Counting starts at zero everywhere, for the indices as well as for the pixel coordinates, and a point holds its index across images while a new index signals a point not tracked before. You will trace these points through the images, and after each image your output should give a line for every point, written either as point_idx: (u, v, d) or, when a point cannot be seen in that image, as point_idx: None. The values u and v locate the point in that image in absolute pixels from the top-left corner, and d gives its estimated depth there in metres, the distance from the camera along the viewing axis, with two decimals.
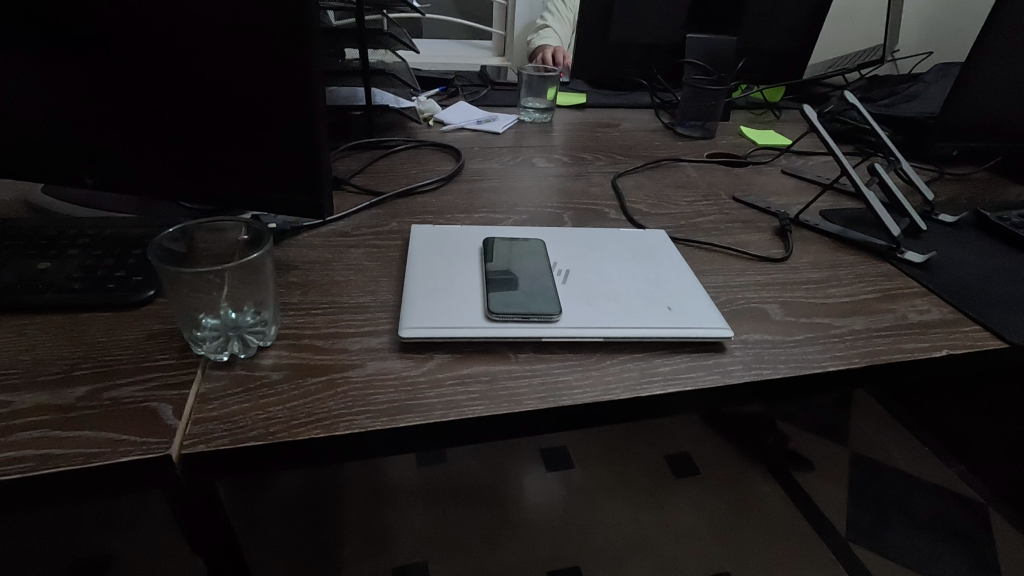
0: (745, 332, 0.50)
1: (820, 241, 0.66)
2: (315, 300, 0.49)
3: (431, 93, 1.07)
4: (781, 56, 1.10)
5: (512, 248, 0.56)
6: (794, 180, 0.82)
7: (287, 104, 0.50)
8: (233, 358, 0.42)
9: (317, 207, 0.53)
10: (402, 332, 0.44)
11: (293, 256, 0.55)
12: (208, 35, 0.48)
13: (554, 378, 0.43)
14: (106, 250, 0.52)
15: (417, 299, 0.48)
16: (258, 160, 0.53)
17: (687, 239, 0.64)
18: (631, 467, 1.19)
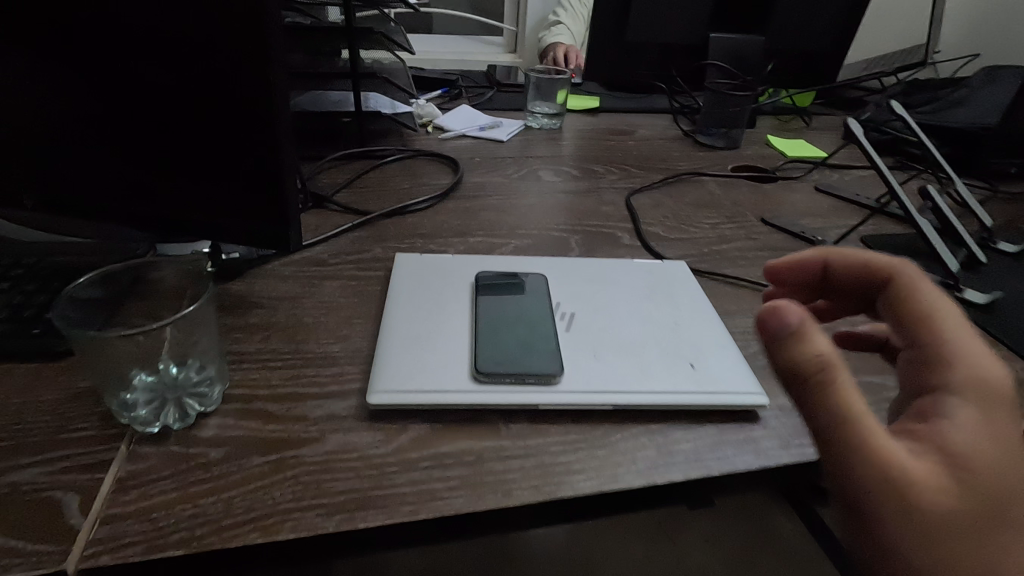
0: (783, 394, 0.42)
1: None
2: (276, 348, 0.42)
3: (432, 96, 1.00)
4: (813, 57, 1.01)
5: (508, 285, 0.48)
6: (829, 199, 0.74)
7: (246, 118, 0.42)
8: (166, 429, 0.35)
9: (281, 238, 0.45)
10: (370, 398, 0.37)
11: (257, 291, 0.48)
12: (155, 39, 0.41)
13: (553, 459, 0.35)
14: (41, 284, 0.45)
15: (393, 351, 0.40)
16: (214, 181, 0.45)
17: (712, 271, 0.56)
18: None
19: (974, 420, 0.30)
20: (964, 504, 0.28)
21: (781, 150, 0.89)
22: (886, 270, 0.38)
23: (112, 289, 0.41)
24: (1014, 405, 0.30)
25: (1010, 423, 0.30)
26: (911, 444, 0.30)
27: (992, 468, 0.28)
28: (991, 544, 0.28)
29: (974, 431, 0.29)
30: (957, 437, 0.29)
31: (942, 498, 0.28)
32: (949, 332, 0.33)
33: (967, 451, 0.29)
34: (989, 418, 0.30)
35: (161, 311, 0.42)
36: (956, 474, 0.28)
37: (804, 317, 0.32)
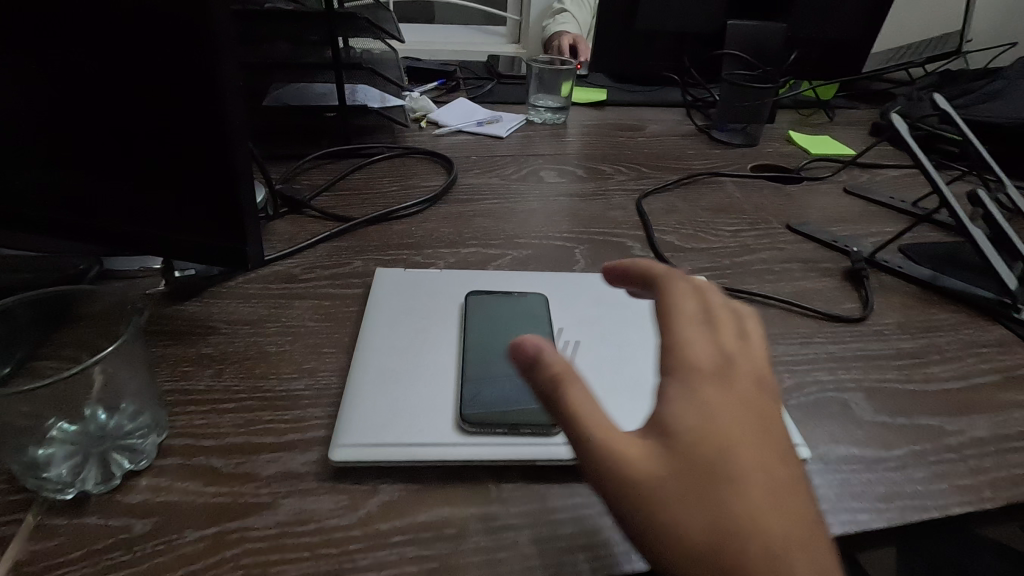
0: (824, 442, 0.36)
1: (906, 292, 0.51)
2: (229, 386, 0.36)
3: (428, 88, 0.93)
4: (838, 46, 0.94)
5: (504, 309, 0.42)
6: (860, 202, 0.67)
7: (189, 116, 0.35)
8: (83, 495, 0.29)
9: (239, 256, 0.39)
10: (334, 455, 0.31)
11: (215, 314, 0.42)
12: (76, 21, 0.34)
13: (552, 530, 0.29)
14: None
15: (366, 393, 0.34)
16: (157, 189, 0.39)
17: (735, 288, 0.50)
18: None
19: (696, 390, 0.26)
20: (698, 488, 0.24)
21: (804, 147, 0.82)
22: (651, 271, 0.33)
23: (42, 312, 0.35)
24: (711, 387, 0.27)
25: (733, 388, 0.27)
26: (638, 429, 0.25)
27: (715, 439, 0.25)
28: (736, 527, 0.23)
29: (693, 404, 0.26)
30: (673, 412, 0.25)
31: (677, 485, 0.24)
32: (678, 304, 0.30)
33: (687, 425, 0.25)
34: (709, 386, 0.27)
35: (97, 339, 0.35)
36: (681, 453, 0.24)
37: (543, 347, 0.26)
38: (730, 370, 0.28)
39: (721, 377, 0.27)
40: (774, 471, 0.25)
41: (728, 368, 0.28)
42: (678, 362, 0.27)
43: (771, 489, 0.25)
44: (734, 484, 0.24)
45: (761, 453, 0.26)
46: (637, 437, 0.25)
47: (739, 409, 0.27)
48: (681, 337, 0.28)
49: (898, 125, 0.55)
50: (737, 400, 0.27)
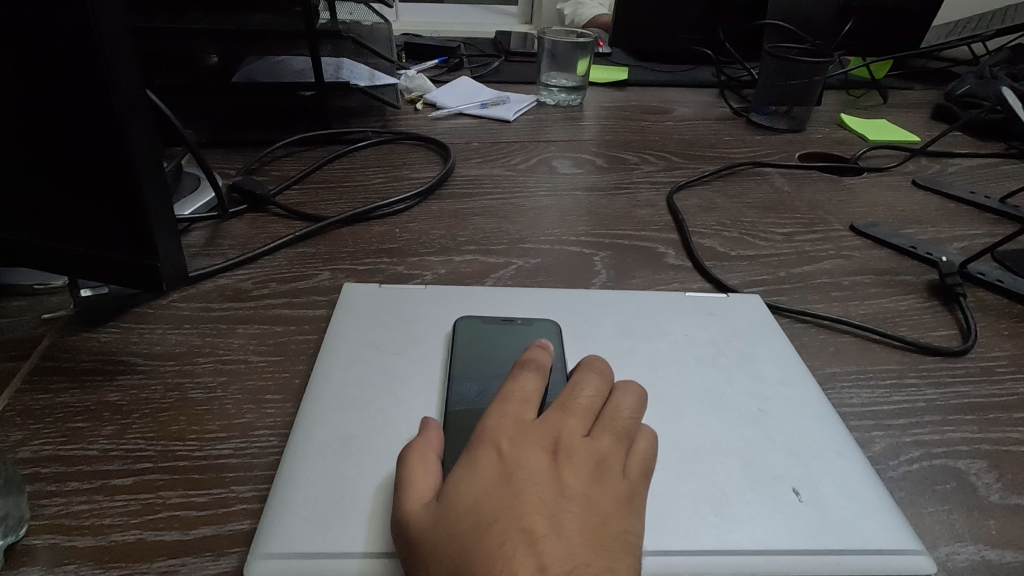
0: (944, 540, 0.26)
1: (1013, 314, 0.41)
2: (130, 450, 0.27)
3: (427, 65, 0.83)
4: (895, 17, 0.82)
5: (503, 346, 0.32)
6: (936, 199, 0.56)
7: (65, 89, 0.26)
8: None
9: (147, 274, 0.30)
10: (250, 571, 0.22)
11: (135, 345, 0.33)
12: None
13: None
14: None
15: (311, 468, 0.25)
16: (44, 188, 0.29)
17: (797, 308, 0.40)
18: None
19: (482, 454, 0.23)
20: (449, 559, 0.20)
21: (860, 133, 0.71)
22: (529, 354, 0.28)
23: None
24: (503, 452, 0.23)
25: (538, 452, 0.23)
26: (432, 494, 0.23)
27: (489, 503, 0.21)
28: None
29: (476, 470, 0.23)
30: (453, 479, 0.22)
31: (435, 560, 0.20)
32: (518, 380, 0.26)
33: (462, 490, 0.22)
34: (504, 450, 0.23)
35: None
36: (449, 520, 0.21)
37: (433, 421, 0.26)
38: (547, 432, 0.24)
39: (525, 440, 0.24)
40: (560, 549, 0.21)
41: (543, 430, 0.24)
42: (478, 430, 0.24)
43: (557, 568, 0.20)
44: (495, 559, 0.20)
45: (551, 523, 0.21)
46: (425, 498, 0.22)
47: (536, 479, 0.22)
48: (499, 406, 0.25)
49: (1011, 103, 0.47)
50: (534, 467, 0.23)
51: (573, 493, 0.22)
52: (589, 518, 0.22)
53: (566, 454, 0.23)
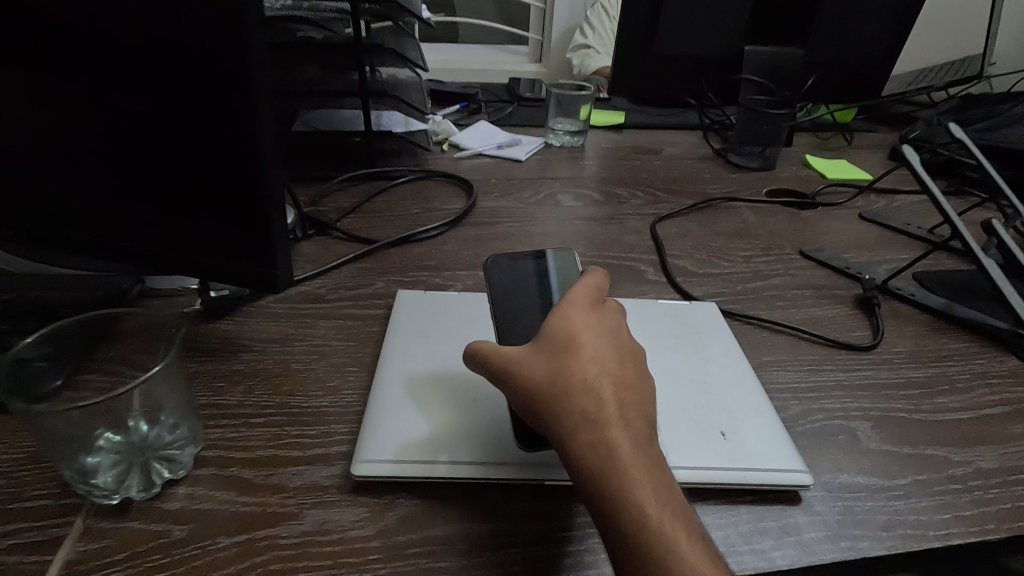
0: (828, 471, 0.37)
1: (918, 321, 0.52)
2: (257, 401, 0.38)
3: (450, 110, 0.96)
4: (858, 72, 0.94)
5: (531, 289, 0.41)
6: (876, 229, 0.67)
7: (228, 150, 0.38)
8: (128, 501, 0.32)
9: (268, 278, 0.41)
10: (355, 470, 0.33)
11: (247, 333, 0.45)
12: (132, 64, 0.37)
13: (555, 548, 0.31)
14: (20, 323, 0.42)
15: (387, 410, 0.36)
16: (198, 216, 0.42)
17: (745, 313, 0.51)
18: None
19: (569, 309, 0.35)
20: (550, 366, 0.31)
21: (821, 172, 0.83)
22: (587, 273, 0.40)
23: (89, 334, 0.38)
24: (582, 314, 0.34)
25: (606, 317, 0.35)
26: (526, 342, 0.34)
27: (577, 337, 0.33)
28: (573, 387, 0.31)
29: (565, 320, 0.34)
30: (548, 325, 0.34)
31: (539, 364, 0.32)
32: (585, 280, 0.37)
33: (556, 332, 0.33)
34: (585, 313, 0.34)
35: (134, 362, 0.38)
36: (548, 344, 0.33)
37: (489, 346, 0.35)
38: (607, 314, 0.35)
39: (595, 310, 0.35)
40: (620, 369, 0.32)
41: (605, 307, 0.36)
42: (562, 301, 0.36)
43: (616, 372, 0.32)
44: (582, 367, 0.31)
45: (614, 356, 0.33)
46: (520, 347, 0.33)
47: (604, 333, 0.34)
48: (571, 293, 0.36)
49: (908, 156, 0.55)
50: (601, 327, 0.34)
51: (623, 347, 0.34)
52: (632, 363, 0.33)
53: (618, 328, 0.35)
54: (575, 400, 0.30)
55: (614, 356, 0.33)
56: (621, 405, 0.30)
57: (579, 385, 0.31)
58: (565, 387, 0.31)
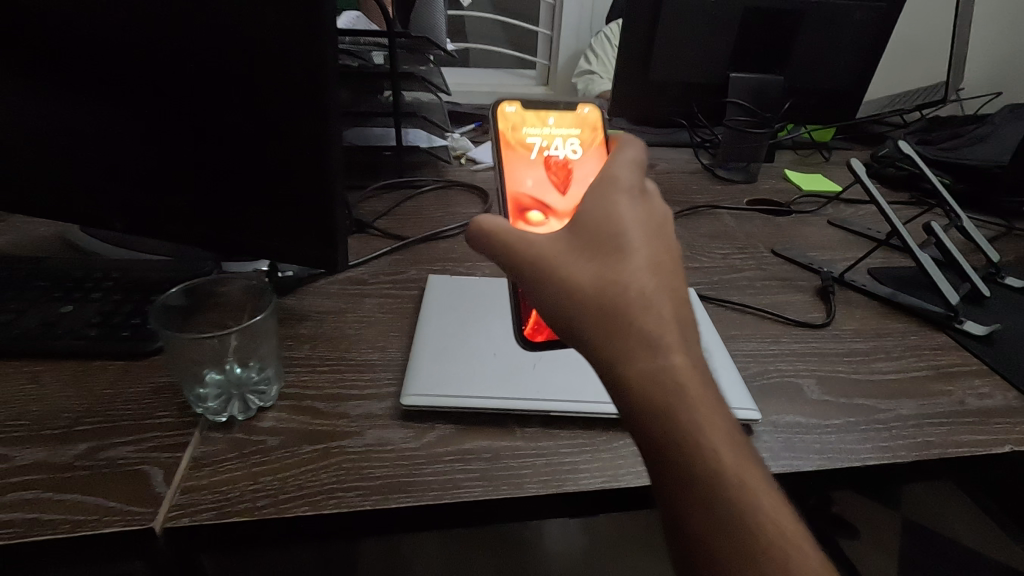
0: (776, 412, 0.46)
1: (866, 306, 0.61)
2: (321, 356, 0.48)
3: (466, 128, 1.08)
4: (833, 96, 1.05)
5: (555, 121, 0.53)
6: (840, 233, 0.77)
7: (302, 157, 0.48)
8: (232, 419, 0.41)
9: (329, 259, 0.51)
10: (404, 401, 0.42)
11: (307, 306, 0.55)
12: (229, 90, 0.48)
13: (559, 459, 0.40)
14: (127, 294, 0.52)
15: (425, 361, 0.46)
16: (273, 210, 0.51)
17: (719, 298, 0.61)
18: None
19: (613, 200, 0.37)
20: (599, 269, 0.34)
21: (797, 184, 0.93)
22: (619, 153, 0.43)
23: (207, 292, 0.46)
24: (628, 213, 0.37)
25: (649, 209, 0.38)
26: (567, 236, 0.36)
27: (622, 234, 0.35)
28: (624, 292, 0.33)
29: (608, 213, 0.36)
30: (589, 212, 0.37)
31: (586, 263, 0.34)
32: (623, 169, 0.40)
33: (601, 229, 0.36)
34: (628, 204, 0.37)
35: (223, 321, 0.46)
36: (600, 259, 0.34)
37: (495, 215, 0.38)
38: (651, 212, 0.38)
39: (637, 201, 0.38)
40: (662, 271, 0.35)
41: (652, 202, 0.39)
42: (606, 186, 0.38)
43: (658, 272, 0.35)
44: (631, 270, 0.34)
45: (656, 256, 0.35)
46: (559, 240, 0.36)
47: (648, 232, 0.36)
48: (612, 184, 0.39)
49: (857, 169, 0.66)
50: (643, 224, 0.37)
51: (664, 247, 0.36)
52: (670, 261, 0.36)
53: (659, 226, 0.38)
54: (630, 308, 0.32)
55: (658, 257, 0.35)
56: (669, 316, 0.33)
57: (629, 287, 0.33)
58: (616, 289, 0.33)
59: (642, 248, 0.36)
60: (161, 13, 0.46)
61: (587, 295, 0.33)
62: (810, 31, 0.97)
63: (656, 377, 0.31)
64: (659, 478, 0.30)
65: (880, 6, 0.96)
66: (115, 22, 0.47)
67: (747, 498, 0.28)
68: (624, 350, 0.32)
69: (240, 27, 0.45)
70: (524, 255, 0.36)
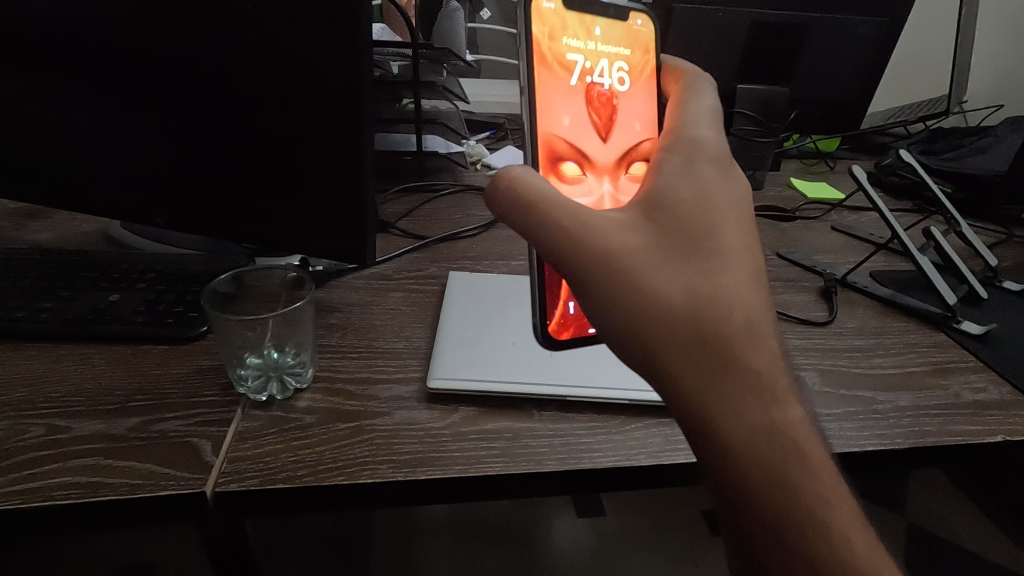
0: None
1: (868, 306, 0.64)
2: (350, 344, 0.51)
3: (481, 136, 1.11)
4: (837, 107, 1.08)
5: (600, 36, 0.47)
6: (844, 238, 0.80)
7: (336, 157, 0.52)
8: (271, 399, 0.44)
9: (359, 254, 0.55)
10: (431, 384, 0.46)
11: (336, 298, 0.58)
12: (270, 95, 0.51)
13: (575, 439, 0.43)
14: (169, 285, 0.55)
15: (449, 349, 0.49)
16: (307, 207, 0.55)
17: None
18: (675, 510, 1.07)
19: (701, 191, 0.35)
20: (691, 281, 0.33)
21: (802, 192, 0.96)
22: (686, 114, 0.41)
23: (254, 281, 0.50)
24: (716, 208, 0.35)
25: (734, 188, 0.37)
26: (647, 232, 0.34)
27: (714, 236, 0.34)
28: (716, 309, 0.32)
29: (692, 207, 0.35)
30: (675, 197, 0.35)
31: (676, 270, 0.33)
32: (704, 146, 0.38)
33: (690, 228, 0.34)
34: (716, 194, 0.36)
35: (259, 309, 0.50)
36: (685, 265, 0.33)
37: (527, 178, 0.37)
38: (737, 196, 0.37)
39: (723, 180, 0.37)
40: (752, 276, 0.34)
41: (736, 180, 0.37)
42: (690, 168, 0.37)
43: (749, 278, 0.34)
44: (723, 280, 0.33)
45: (744, 255, 0.34)
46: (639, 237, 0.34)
47: (738, 227, 0.35)
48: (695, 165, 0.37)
49: (860, 175, 0.69)
50: (731, 217, 0.35)
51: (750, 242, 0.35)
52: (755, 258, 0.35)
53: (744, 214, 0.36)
54: (722, 327, 0.32)
55: (747, 259, 0.34)
56: (757, 331, 0.32)
57: (722, 303, 0.32)
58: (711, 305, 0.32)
59: (728, 252, 0.34)
60: (209, 24, 0.50)
61: (680, 312, 0.32)
62: (814, 45, 1.00)
63: (730, 405, 0.31)
64: (749, 502, 0.31)
65: (883, 20, 0.99)
66: (166, 33, 0.51)
67: (822, 523, 0.31)
68: (717, 373, 0.31)
69: (282, 37, 0.48)
70: (591, 254, 0.34)
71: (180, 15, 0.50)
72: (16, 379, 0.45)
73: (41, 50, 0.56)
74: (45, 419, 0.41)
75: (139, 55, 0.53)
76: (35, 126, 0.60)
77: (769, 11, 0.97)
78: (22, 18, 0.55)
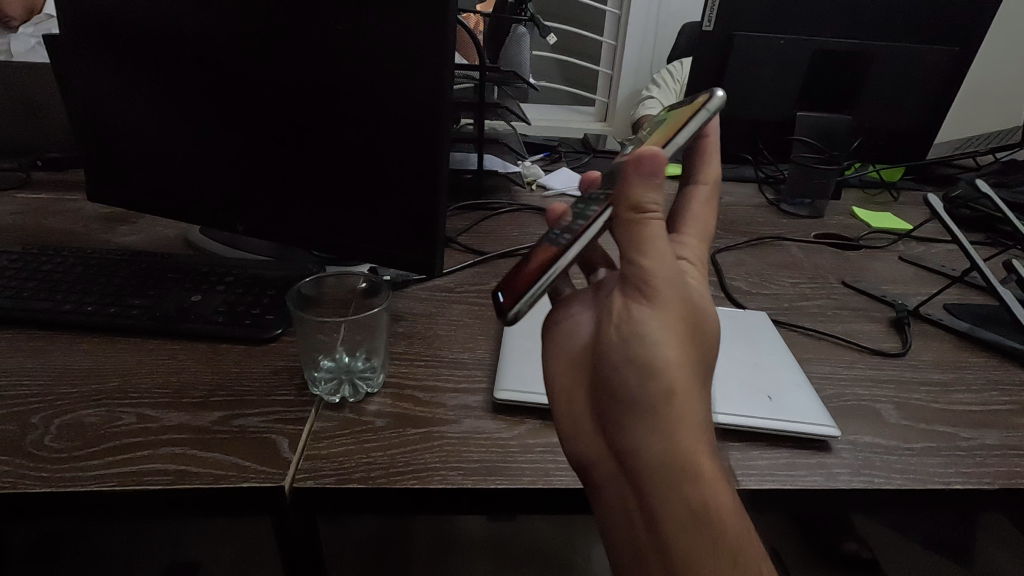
0: (855, 432, 0.47)
1: (943, 339, 0.61)
2: (417, 352, 0.53)
3: (535, 158, 1.13)
4: (903, 137, 1.06)
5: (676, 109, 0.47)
6: (913, 268, 0.77)
7: (413, 171, 0.54)
8: (344, 401, 0.46)
9: (428, 265, 0.56)
10: (497, 395, 0.46)
11: (402, 308, 0.59)
12: (354, 110, 0.53)
13: None
14: (246, 288, 0.58)
15: (512, 361, 0.50)
16: (380, 217, 0.57)
17: (792, 323, 0.62)
18: None
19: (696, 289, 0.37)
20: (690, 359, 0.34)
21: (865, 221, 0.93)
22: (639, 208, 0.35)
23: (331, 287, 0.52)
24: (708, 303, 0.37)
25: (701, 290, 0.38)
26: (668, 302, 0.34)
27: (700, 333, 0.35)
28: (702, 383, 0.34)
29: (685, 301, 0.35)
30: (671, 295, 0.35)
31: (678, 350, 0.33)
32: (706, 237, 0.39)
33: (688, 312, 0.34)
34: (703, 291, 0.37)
35: (332, 315, 0.51)
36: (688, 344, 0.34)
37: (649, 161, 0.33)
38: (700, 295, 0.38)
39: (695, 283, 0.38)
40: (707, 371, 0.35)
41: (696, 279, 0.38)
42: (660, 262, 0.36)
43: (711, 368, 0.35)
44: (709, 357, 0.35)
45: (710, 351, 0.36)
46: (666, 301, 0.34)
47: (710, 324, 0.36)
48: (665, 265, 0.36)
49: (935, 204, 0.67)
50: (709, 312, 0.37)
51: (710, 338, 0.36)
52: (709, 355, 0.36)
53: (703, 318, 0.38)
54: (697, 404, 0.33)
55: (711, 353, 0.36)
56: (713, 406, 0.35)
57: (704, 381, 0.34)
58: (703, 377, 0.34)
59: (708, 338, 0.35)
60: (304, 45, 0.53)
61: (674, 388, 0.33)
62: (880, 74, 0.99)
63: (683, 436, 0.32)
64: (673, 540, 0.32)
65: (953, 50, 0.96)
66: (262, 54, 0.55)
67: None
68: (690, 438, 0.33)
69: (370, 58, 0.51)
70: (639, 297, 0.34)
71: (276, 35, 0.54)
72: (109, 371, 0.48)
73: (145, 66, 0.60)
74: (135, 408, 0.44)
75: (235, 72, 0.57)
76: (132, 137, 0.65)
77: (833, 39, 0.96)
78: (133, 38, 0.60)
